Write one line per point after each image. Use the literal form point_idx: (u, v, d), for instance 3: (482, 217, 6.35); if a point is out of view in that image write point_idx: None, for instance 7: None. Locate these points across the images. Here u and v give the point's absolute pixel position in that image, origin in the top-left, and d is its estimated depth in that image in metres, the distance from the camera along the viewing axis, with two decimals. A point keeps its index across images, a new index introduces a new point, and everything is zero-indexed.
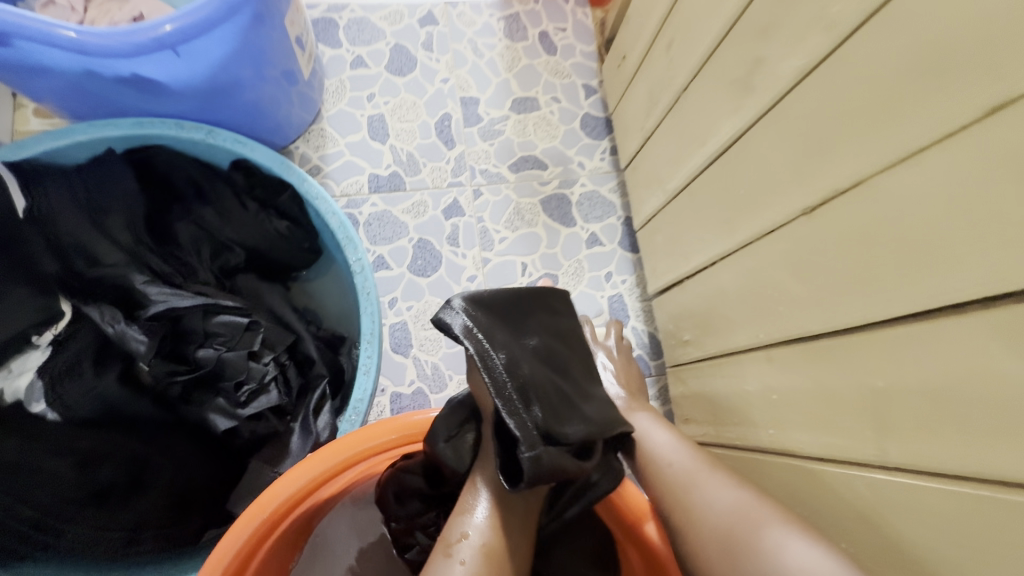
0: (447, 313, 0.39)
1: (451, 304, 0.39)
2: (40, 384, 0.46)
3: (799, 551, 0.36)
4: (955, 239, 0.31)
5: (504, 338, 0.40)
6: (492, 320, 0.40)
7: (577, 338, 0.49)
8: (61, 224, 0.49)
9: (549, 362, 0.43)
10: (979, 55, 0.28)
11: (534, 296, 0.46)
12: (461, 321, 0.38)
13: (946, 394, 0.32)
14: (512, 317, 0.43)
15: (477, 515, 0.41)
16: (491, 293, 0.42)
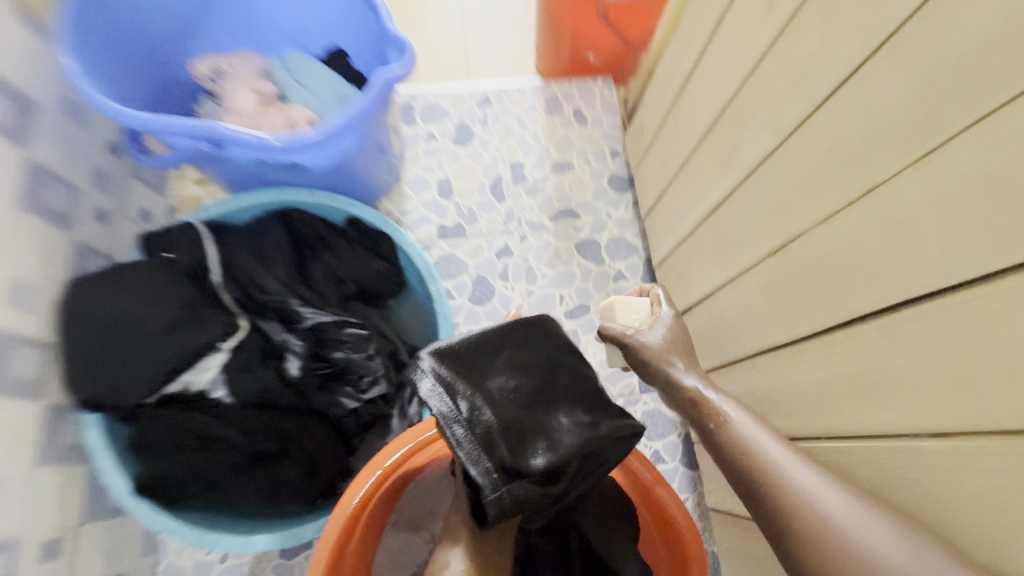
0: (417, 378, 0.53)
1: (420, 370, 0.53)
2: (221, 376, 0.65)
3: None
4: (859, 272, 0.46)
5: (465, 390, 0.52)
6: (461, 372, 0.54)
7: (551, 366, 0.56)
8: (239, 264, 0.70)
9: (515, 398, 0.53)
10: (861, 155, 0.44)
11: (499, 340, 0.57)
12: (426, 383, 0.53)
13: (863, 379, 0.47)
14: (475, 366, 0.54)
15: None
16: (454, 349, 0.55)
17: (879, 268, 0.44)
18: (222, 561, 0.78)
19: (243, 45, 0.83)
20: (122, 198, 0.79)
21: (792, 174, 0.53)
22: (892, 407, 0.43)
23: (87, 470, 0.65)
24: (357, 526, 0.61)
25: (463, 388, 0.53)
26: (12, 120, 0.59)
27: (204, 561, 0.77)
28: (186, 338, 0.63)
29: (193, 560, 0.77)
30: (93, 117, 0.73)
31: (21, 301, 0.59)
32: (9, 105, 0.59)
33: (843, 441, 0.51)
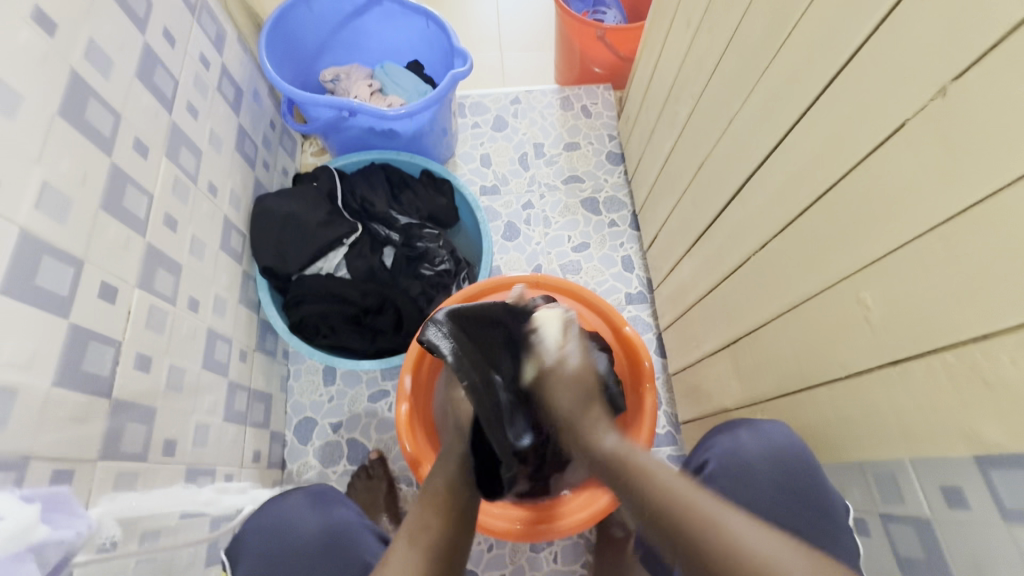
0: (431, 335, 0.75)
1: (430, 331, 0.76)
2: (344, 260, 1.04)
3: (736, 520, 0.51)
4: (728, 173, 0.79)
5: (466, 342, 0.75)
6: (459, 336, 0.75)
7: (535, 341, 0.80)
8: (357, 191, 1.09)
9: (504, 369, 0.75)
10: (723, 104, 0.79)
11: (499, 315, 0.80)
12: (437, 337, 0.75)
13: (735, 236, 0.79)
14: (477, 327, 0.78)
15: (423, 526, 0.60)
16: (459, 315, 0.78)
17: (735, 165, 0.77)
18: (329, 401, 1.12)
19: (356, 60, 1.24)
20: (275, 156, 1.17)
21: (700, 123, 0.87)
22: (746, 243, 0.76)
23: (260, 318, 1.02)
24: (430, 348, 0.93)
25: (459, 359, 0.72)
26: (232, 97, 1.00)
27: (318, 401, 1.11)
28: (328, 233, 1.02)
29: (311, 399, 1.12)
30: (264, 101, 1.13)
31: (234, 204, 0.97)
32: (231, 90, 1.00)
33: (727, 279, 0.83)
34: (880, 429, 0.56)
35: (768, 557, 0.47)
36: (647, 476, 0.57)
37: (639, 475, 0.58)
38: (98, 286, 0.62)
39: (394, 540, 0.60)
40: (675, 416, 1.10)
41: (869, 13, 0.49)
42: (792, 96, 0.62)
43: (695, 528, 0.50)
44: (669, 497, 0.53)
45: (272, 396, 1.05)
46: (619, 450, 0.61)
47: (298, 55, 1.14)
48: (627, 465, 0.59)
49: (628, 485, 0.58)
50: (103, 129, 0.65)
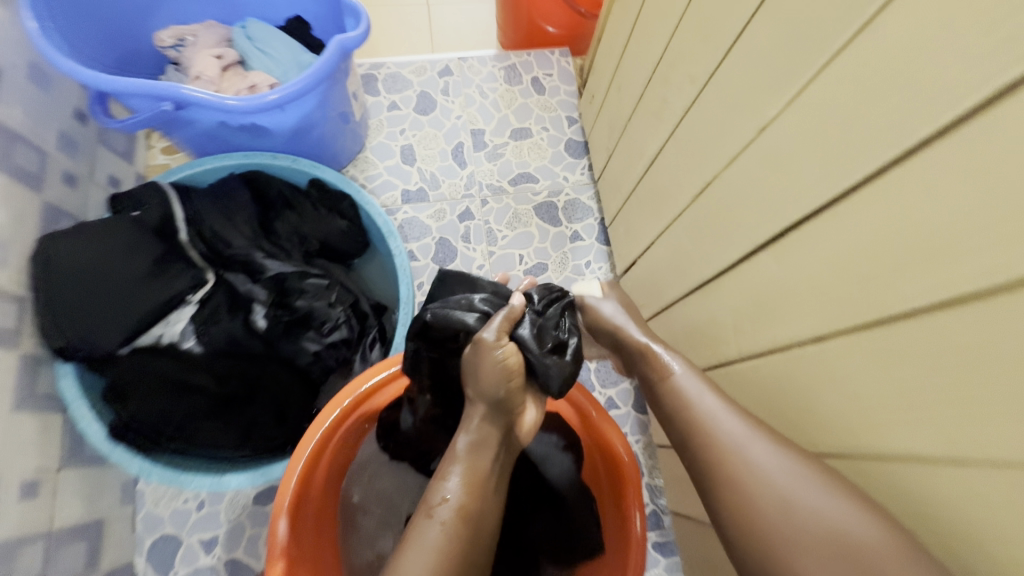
0: None
1: None
2: (191, 327, 0.71)
3: (811, 501, 0.44)
4: (757, 211, 0.51)
5: None
6: None
7: None
8: (205, 222, 0.74)
9: None
10: (747, 104, 0.50)
11: None
12: None
13: (765, 302, 0.52)
14: None
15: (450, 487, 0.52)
16: None
17: (769, 203, 0.49)
18: (199, 509, 0.81)
19: (208, 14, 0.86)
20: (90, 163, 0.81)
21: (705, 122, 0.58)
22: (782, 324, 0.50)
23: (65, 418, 0.69)
24: (321, 460, 0.65)
25: None
26: None
27: (182, 510, 0.81)
28: (159, 288, 0.68)
29: (171, 508, 0.81)
30: (59, 83, 0.75)
31: None
32: None
33: (749, 358, 0.57)
34: None
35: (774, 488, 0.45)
36: (667, 383, 0.58)
37: (660, 384, 0.59)
38: None
39: (413, 525, 0.50)
40: (660, 493, 0.87)
41: None
42: (911, 107, 0.34)
43: (704, 439, 0.51)
44: (675, 399, 0.56)
45: (103, 520, 0.73)
46: (650, 373, 0.60)
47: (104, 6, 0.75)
48: (660, 384, 0.58)
49: (659, 398, 0.58)
50: None
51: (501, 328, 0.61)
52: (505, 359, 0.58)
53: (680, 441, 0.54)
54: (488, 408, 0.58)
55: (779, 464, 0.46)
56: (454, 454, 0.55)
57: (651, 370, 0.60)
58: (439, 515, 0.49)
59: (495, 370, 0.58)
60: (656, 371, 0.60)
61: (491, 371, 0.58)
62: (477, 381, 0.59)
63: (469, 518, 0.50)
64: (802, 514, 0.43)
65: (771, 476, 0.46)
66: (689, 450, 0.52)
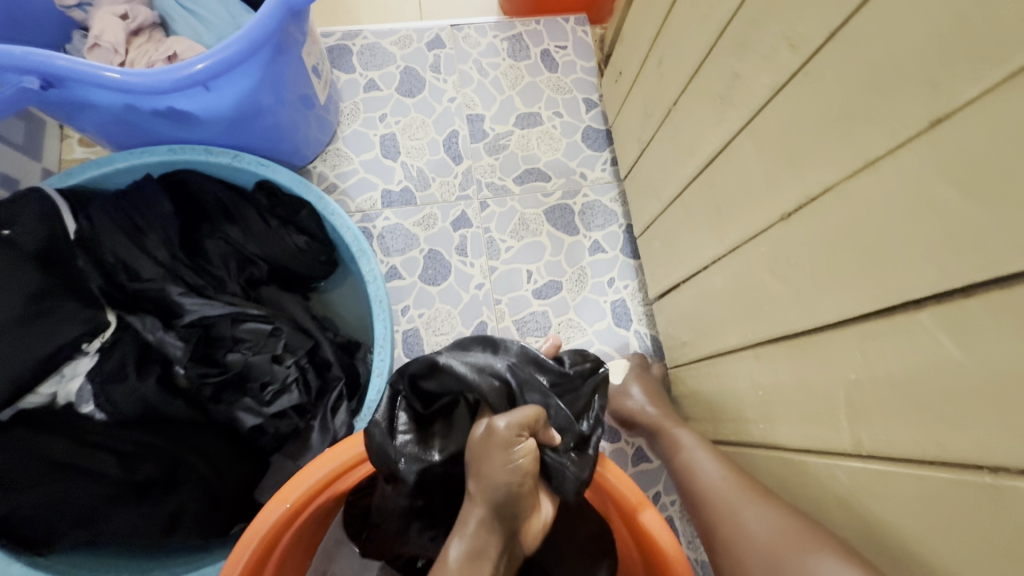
0: None
1: None
2: (89, 387, 0.52)
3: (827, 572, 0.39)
4: (908, 248, 0.33)
5: None
6: None
7: None
8: (104, 246, 0.56)
9: None
10: (906, 80, 0.31)
11: None
12: None
13: (914, 385, 0.34)
14: None
15: None
16: None
17: (939, 238, 0.31)
18: None
19: None
20: None
21: (812, 107, 0.39)
22: (948, 425, 0.32)
23: None
24: (270, 558, 0.48)
25: None
26: None
27: None
28: (37, 340, 0.49)
29: None
30: None
31: None
32: None
33: (871, 461, 0.39)
34: None
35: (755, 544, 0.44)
36: (678, 460, 0.57)
37: (672, 463, 0.57)
38: None
39: None
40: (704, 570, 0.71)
41: None
42: None
43: (708, 514, 0.49)
44: (685, 477, 0.54)
45: None
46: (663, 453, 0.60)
47: None
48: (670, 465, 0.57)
49: (676, 480, 0.56)
50: None
51: (525, 421, 0.44)
52: (518, 455, 0.43)
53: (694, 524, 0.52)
54: (490, 509, 0.42)
55: (770, 528, 0.44)
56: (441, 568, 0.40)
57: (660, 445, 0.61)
58: None
59: (507, 471, 0.42)
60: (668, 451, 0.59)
61: (498, 470, 0.42)
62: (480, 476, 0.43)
63: None
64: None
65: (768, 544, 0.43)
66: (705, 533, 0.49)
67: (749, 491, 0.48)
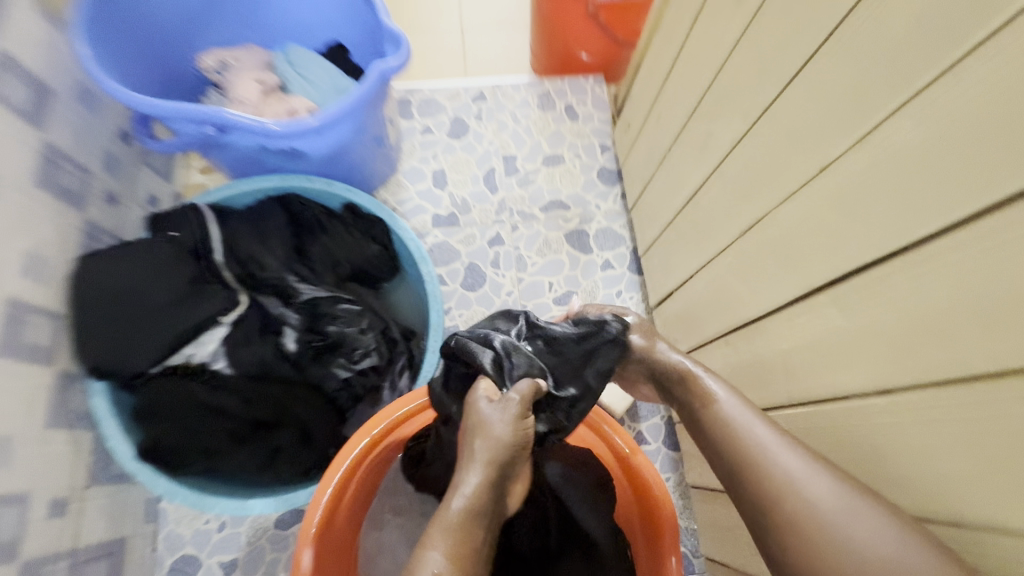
0: None
1: None
2: (222, 349, 0.69)
3: (883, 547, 0.39)
4: (812, 251, 0.49)
5: None
6: None
7: None
8: (240, 243, 0.75)
9: None
10: (806, 141, 0.48)
11: None
12: None
13: (821, 345, 0.50)
14: None
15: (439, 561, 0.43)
16: None
17: (828, 244, 0.47)
18: (219, 530, 0.80)
19: (246, 40, 0.88)
20: (130, 183, 0.82)
21: (756, 157, 0.56)
22: (839, 370, 0.48)
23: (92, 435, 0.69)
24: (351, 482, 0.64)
25: None
26: (28, 105, 0.63)
27: (203, 530, 0.80)
28: (190, 311, 0.68)
29: (192, 529, 0.80)
30: (105, 105, 0.77)
31: (31, 273, 0.62)
32: (26, 90, 0.63)
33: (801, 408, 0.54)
34: None
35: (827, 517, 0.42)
36: (709, 411, 0.53)
37: (700, 409, 0.53)
38: None
39: None
40: (694, 536, 0.83)
41: None
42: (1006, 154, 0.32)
43: (754, 466, 0.46)
44: (719, 428, 0.51)
45: (125, 538, 0.73)
46: (687, 400, 0.56)
47: (152, 31, 0.77)
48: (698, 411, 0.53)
49: (701, 426, 0.53)
50: None
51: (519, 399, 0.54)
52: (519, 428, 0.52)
53: (730, 478, 0.48)
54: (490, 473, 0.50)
55: (834, 500, 0.42)
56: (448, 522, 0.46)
57: (682, 392, 0.57)
58: None
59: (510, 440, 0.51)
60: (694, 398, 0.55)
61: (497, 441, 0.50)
62: (481, 443, 0.50)
63: None
64: (857, 548, 0.40)
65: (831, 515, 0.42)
66: (746, 494, 0.46)
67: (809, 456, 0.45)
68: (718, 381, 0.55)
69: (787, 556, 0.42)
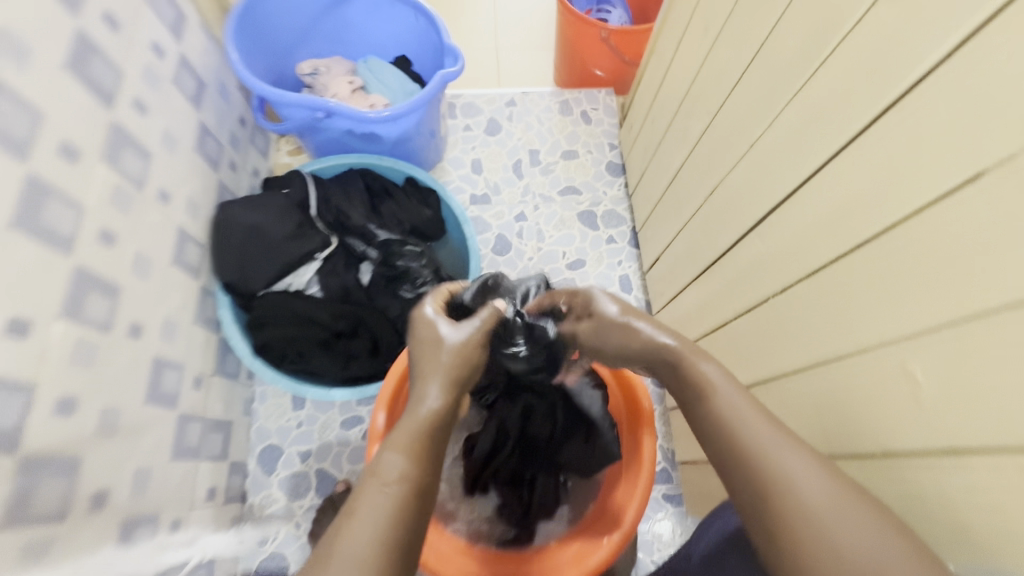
0: None
1: None
2: (315, 278, 0.95)
3: (864, 539, 0.41)
4: (748, 203, 0.71)
5: None
6: None
7: None
8: (334, 198, 0.99)
9: None
10: (744, 127, 0.71)
11: None
12: None
13: (753, 269, 0.71)
14: None
15: (399, 468, 0.51)
16: None
17: (756, 196, 0.69)
18: (298, 428, 1.03)
19: (336, 52, 1.13)
20: (244, 156, 1.07)
21: (716, 141, 0.79)
22: (762, 284, 0.69)
23: (218, 338, 0.92)
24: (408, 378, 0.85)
25: None
26: (193, 91, 0.89)
27: (285, 427, 1.03)
28: (297, 246, 0.92)
29: (277, 425, 1.03)
30: (232, 97, 1.02)
31: (191, 211, 0.86)
32: (192, 82, 0.88)
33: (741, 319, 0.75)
34: (912, 507, 0.49)
35: (815, 516, 0.43)
36: (705, 399, 0.53)
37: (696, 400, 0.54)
38: (3, 321, 0.52)
39: (361, 495, 0.49)
40: (672, 453, 1.04)
41: (923, 57, 0.42)
42: (836, 128, 0.54)
43: (745, 456, 0.47)
44: (712, 416, 0.52)
45: (232, 422, 0.96)
46: (683, 388, 0.56)
47: (273, 43, 1.02)
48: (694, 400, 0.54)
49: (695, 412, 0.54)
50: (19, 132, 0.55)
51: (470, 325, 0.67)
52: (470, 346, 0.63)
53: (719, 463, 0.50)
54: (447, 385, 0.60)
55: (823, 493, 0.43)
56: (411, 423, 0.55)
57: (677, 378, 0.57)
58: (386, 486, 0.50)
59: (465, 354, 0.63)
60: (691, 387, 0.55)
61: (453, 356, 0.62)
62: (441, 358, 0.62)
63: (415, 493, 0.50)
64: (837, 545, 0.41)
65: (812, 500, 0.43)
66: (733, 477, 0.48)
67: (803, 452, 0.46)
68: (721, 371, 0.54)
69: (775, 547, 0.44)
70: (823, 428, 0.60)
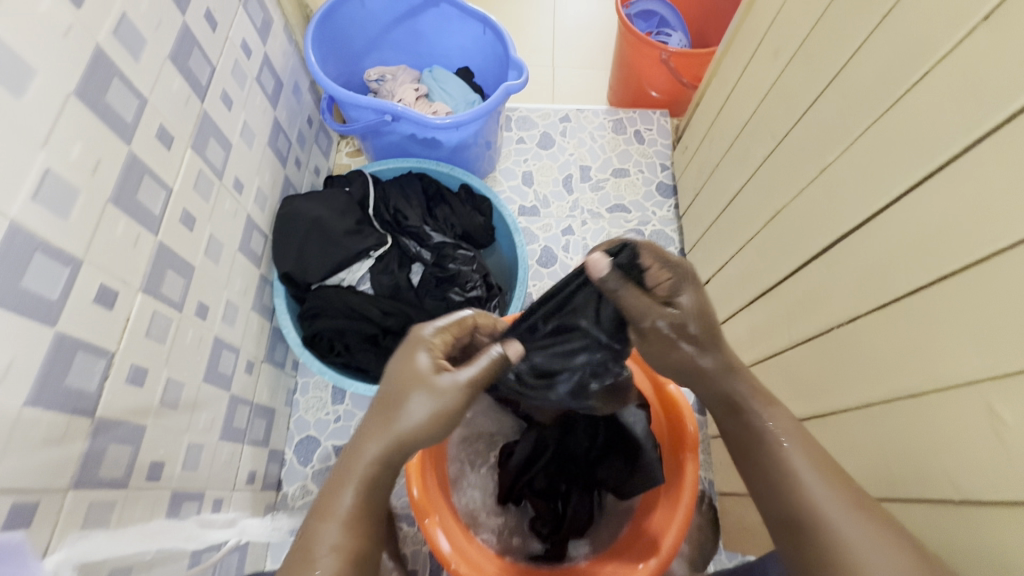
0: None
1: None
2: (369, 274, 0.97)
3: None
4: (814, 229, 0.69)
5: None
6: None
7: None
8: (391, 200, 1.02)
9: None
10: (813, 153, 0.70)
11: None
12: None
13: (815, 297, 0.69)
14: None
15: (332, 534, 0.53)
16: None
17: (823, 223, 0.67)
18: (336, 422, 1.05)
19: (403, 62, 1.17)
20: (308, 154, 1.11)
21: (780, 165, 0.78)
22: (824, 312, 0.67)
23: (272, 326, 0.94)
24: None
25: None
26: (271, 90, 0.93)
27: (324, 420, 1.04)
28: (354, 242, 0.95)
29: (316, 417, 1.05)
30: (303, 98, 1.07)
31: (259, 203, 0.90)
32: (271, 81, 0.93)
33: (798, 347, 0.73)
34: (992, 559, 0.46)
35: None
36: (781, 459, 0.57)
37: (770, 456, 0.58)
38: (96, 289, 0.55)
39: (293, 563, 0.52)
40: (710, 482, 1.01)
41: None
42: (918, 155, 0.52)
43: (817, 525, 0.52)
44: (789, 483, 0.55)
45: (275, 411, 0.98)
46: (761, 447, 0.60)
47: (346, 48, 1.08)
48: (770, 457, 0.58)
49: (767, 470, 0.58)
50: (124, 113, 0.58)
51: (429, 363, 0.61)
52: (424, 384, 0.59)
53: (786, 527, 0.54)
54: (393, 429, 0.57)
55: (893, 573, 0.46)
56: (349, 477, 0.56)
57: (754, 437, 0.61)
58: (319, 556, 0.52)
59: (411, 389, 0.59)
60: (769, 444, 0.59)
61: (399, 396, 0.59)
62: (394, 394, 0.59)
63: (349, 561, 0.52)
64: None
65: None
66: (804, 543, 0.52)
67: (880, 529, 0.49)
68: (801, 436, 0.59)
69: None
70: (890, 466, 0.57)
